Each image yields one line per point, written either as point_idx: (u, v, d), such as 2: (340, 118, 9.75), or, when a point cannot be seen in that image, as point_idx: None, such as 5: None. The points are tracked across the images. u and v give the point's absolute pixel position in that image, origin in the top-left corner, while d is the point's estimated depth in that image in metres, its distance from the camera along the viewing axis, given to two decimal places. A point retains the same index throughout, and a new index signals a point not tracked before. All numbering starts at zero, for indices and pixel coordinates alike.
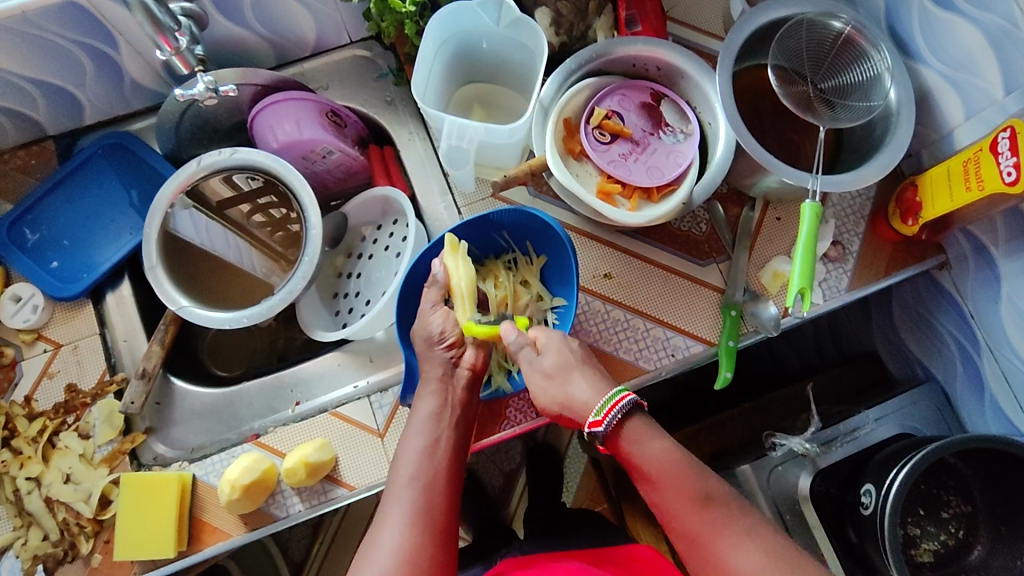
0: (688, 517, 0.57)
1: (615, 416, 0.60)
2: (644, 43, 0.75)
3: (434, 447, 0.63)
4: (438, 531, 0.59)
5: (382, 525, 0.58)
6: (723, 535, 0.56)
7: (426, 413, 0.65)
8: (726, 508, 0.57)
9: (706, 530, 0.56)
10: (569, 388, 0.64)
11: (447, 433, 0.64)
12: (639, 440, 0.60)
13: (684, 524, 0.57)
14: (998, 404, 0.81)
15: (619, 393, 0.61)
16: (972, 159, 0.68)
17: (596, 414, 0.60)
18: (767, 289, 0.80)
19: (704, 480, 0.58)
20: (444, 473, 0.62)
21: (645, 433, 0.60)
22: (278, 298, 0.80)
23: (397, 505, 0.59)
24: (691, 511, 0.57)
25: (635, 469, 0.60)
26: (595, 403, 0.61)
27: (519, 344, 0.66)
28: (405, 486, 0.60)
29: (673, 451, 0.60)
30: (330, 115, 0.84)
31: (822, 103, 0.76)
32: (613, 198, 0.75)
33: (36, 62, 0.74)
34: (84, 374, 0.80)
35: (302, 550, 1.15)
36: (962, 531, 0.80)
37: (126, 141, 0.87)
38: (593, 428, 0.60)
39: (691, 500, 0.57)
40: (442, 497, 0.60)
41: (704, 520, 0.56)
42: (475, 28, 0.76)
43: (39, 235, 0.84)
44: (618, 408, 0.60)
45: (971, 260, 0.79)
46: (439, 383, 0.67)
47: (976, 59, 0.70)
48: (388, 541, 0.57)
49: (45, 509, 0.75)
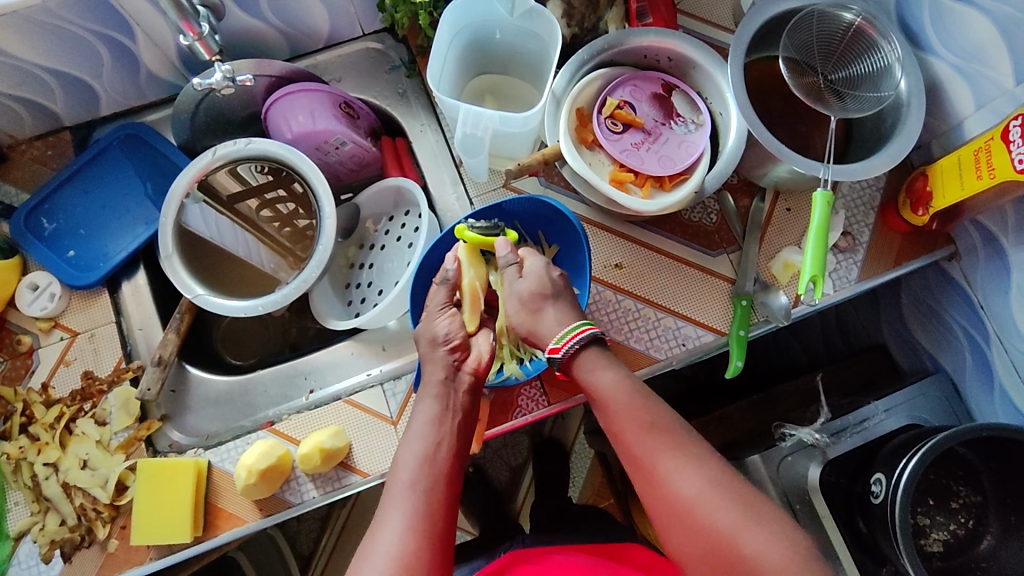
0: (636, 444, 0.58)
1: (572, 346, 0.61)
2: (656, 34, 0.76)
3: (435, 453, 0.60)
4: (436, 540, 0.56)
5: (378, 533, 0.56)
6: (663, 458, 0.56)
7: (428, 418, 0.61)
8: (671, 435, 0.57)
9: (650, 454, 0.57)
10: None
11: (450, 438, 0.61)
12: (593, 369, 0.61)
13: (631, 448, 0.58)
14: (1007, 393, 0.82)
15: (579, 325, 0.62)
16: (984, 148, 0.69)
17: (556, 342, 0.62)
18: (778, 278, 0.81)
19: (653, 408, 0.59)
20: (445, 480, 0.59)
21: (599, 363, 0.62)
22: (292, 286, 0.81)
23: (396, 513, 0.56)
24: (637, 435, 0.58)
25: (590, 397, 0.62)
26: (556, 332, 0.63)
27: (507, 261, 0.68)
28: (403, 494, 0.57)
29: (626, 380, 0.61)
30: (344, 106, 0.84)
31: (832, 94, 0.77)
32: (625, 186, 0.76)
33: (55, 52, 0.75)
34: (101, 361, 0.81)
35: (310, 542, 1.16)
36: (972, 521, 0.80)
37: (141, 132, 0.88)
38: (550, 355, 0.62)
39: (636, 424, 0.58)
40: (442, 505, 0.57)
41: (647, 444, 0.57)
42: (488, 19, 0.77)
43: (56, 224, 0.85)
44: (577, 338, 0.61)
45: (981, 251, 0.79)
46: (441, 385, 0.64)
47: (985, 49, 0.70)
48: (384, 550, 0.54)
49: (62, 494, 0.76)
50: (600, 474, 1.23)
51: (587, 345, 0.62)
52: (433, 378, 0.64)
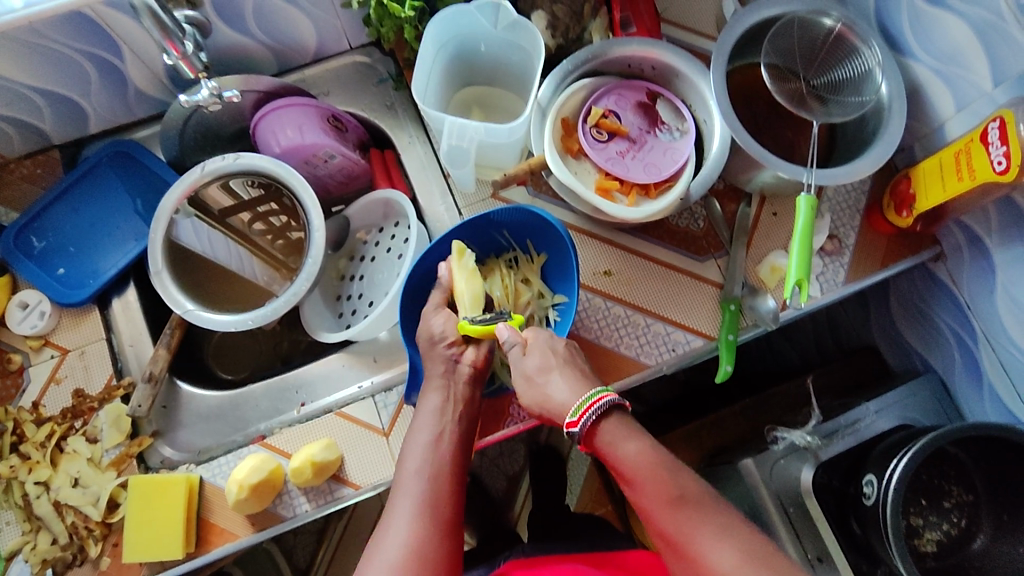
0: (664, 519, 0.56)
1: (590, 417, 0.61)
2: (638, 44, 0.77)
3: (440, 439, 0.64)
4: (447, 516, 0.59)
5: (389, 521, 0.58)
6: (695, 532, 0.55)
7: (431, 406, 0.66)
8: (700, 506, 0.56)
9: (681, 529, 0.56)
10: (570, 389, 0.63)
11: (452, 426, 0.65)
12: (615, 441, 0.60)
13: (662, 525, 0.57)
14: (996, 392, 0.82)
15: (596, 393, 0.62)
16: (964, 150, 0.69)
17: (573, 414, 0.62)
18: (766, 282, 0.81)
19: (680, 480, 0.58)
20: (449, 466, 0.62)
21: (620, 434, 0.60)
22: (281, 300, 0.81)
23: (407, 499, 0.59)
24: (666, 511, 0.56)
25: (616, 471, 0.60)
26: (572, 403, 0.62)
27: (511, 343, 0.69)
28: (413, 476, 0.60)
29: (650, 452, 0.59)
30: (332, 120, 0.85)
31: (815, 99, 0.78)
32: (611, 194, 0.76)
33: (42, 71, 0.76)
34: (91, 379, 0.80)
35: (307, 556, 1.15)
36: (965, 520, 0.80)
37: (131, 149, 0.88)
38: (569, 429, 0.62)
39: (664, 500, 0.57)
40: (449, 484, 0.61)
41: (677, 520, 0.56)
42: (472, 31, 0.78)
43: (45, 242, 0.85)
44: (593, 408, 0.61)
45: (966, 251, 0.80)
46: (442, 375, 0.68)
47: (963, 52, 0.71)
48: (401, 525, 0.57)
49: (54, 513, 0.76)
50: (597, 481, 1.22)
51: (605, 414, 0.61)
52: (432, 371, 0.69)
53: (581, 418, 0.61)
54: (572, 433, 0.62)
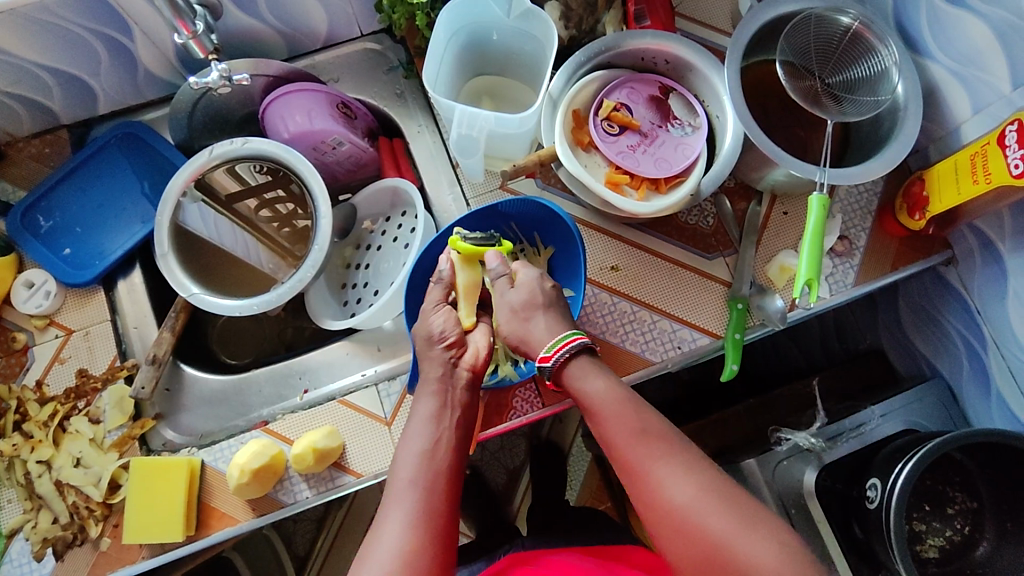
0: (628, 450, 0.57)
1: (563, 354, 0.62)
2: (652, 37, 0.76)
3: (434, 447, 0.60)
4: (437, 530, 0.56)
5: (377, 530, 0.56)
6: (655, 464, 0.56)
7: (426, 417, 0.62)
8: (664, 442, 0.57)
9: (642, 461, 0.56)
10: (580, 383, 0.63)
11: (448, 432, 0.61)
12: (584, 378, 0.62)
13: (623, 456, 0.58)
14: (1003, 399, 0.81)
15: (569, 334, 0.63)
16: (980, 153, 0.69)
17: (546, 351, 0.63)
18: (775, 282, 0.81)
19: (645, 416, 0.59)
20: (443, 476, 0.59)
21: (589, 373, 0.62)
22: (287, 286, 0.80)
23: (397, 510, 0.56)
24: (629, 443, 0.57)
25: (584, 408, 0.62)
26: (547, 341, 0.63)
27: (497, 273, 0.69)
28: (403, 490, 0.57)
29: (616, 388, 0.61)
30: (341, 107, 0.85)
31: (829, 98, 0.77)
32: (621, 188, 0.75)
33: (52, 50, 0.75)
34: (95, 360, 0.81)
35: (306, 543, 1.15)
36: (968, 527, 0.80)
37: (139, 131, 0.88)
38: (541, 363, 0.63)
39: (627, 431, 0.58)
40: (442, 500, 0.58)
41: (639, 452, 0.57)
42: (485, 20, 0.77)
43: (52, 222, 0.85)
44: (566, 346, 0.62)
45: (978, 256, 0.79)
46: (439, 383, 0.64)
47: (982, 53, 0.70)
48: (386, 543, 0.55)
49: (55, 493, 0.76)
50: (598, 477, 1.22)
51: (577, 353, 0.62)
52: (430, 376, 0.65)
53: (554, 354, 0.62)
54: (543, 369, 0.64)
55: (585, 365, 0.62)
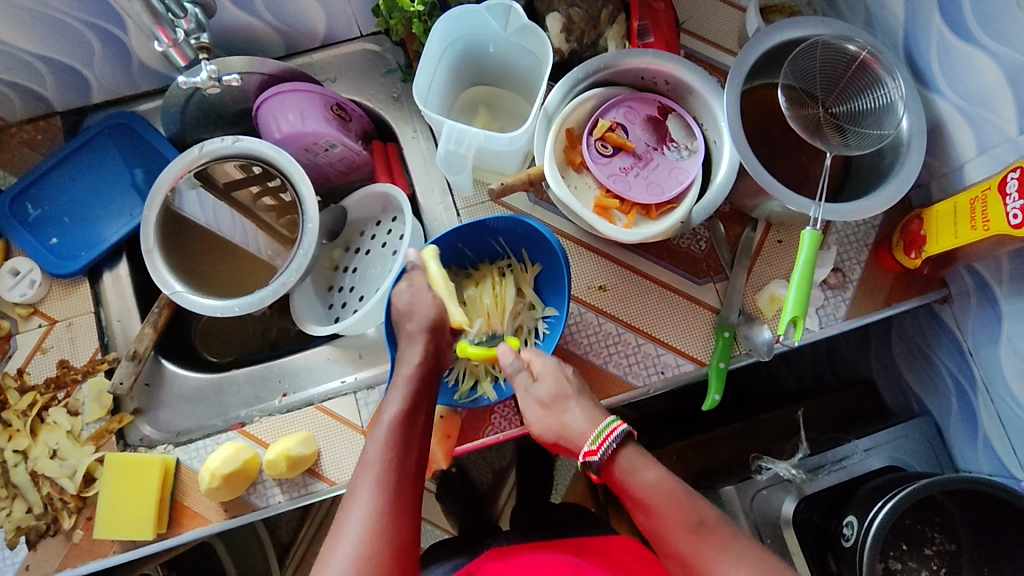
0: (683, 545, 0.56)
1: (610, 446, 0.61)
2: (652, 56, 0.74)
3: (409, 432, 0.61)
4: (405, 508, 0.57)
5: (349, 503, 0.57)
6: (715, 561, 0.55)
7: (402, 397, 0.63)
8: (717, 535, 0.56)
9: (700, 555, 0.55)
10: (630, 456, 0.61)
11: (421, 418, 0.63)
12: (633, 469, 0.60)
13: (680, 553, 0.57)
14: (991, 444, 0.80)
15: (611, 423, 0.62)
16: (980, 198, 0.67)
17: (591, 443, 0.61)
18: (763, 312, 0.79)
19: (698, 507, 0.58)
20: (414, 458, 0.60)
21: (639, 462, 0.61)
22: (271, 288, 0.80)
23: (369, 487, 0.57)
24: (686, 538, 0.56)
25: (628, 496, 0.60)
26: (589, 434, 0.62)
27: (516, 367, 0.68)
28: (376, 469, 0.58)
29: (669, 480, 0.59)
30: (335, 108, 0.83)
31: (832, 128, 0.75)
32: (610, 212, 0.74)
33: (43, 39, 0.75)
34: (76, 351, 0.81)
35: (290, 530, 1.15)
36: (944, 568, 0.79)
37: (131, 121, 0.87)
38: (587, 457, 0.61)
39: (683, 527, 0.57)
40: (409, 482, 0.59)
41: (696, 548, 0.56)
42: (482, 31, 0.75)
43: (41, 210, 0.85)
44: (612, 437, 0.61)
45: (974, 297, 0.77)
46: (416, 367, 0.66)
47: (992, 95, 0.68)
48: (357, 518, 0.55)
49: (30, 482, 0.76)
50: (583, 483, 1.22)
51: (623, 444, 0.61)
52: (407, 357, 0.67)
53: (600, 448, 0.61)
54: (588, 463, 0.62)
55: (639, 451, 0.62)
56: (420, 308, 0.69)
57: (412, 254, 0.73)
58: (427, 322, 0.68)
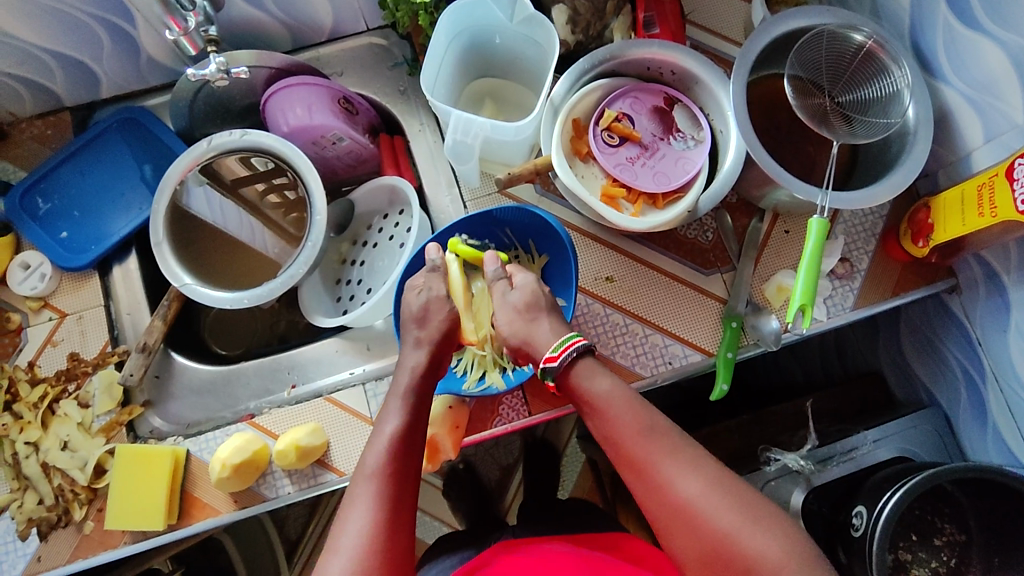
0: (634, 448, 0.56)
1: (570, 354, 0.61)
2: (659, 47, 0.74)
3: (409, 443, 0.61)
4: (402, 521, 0.57)
5: (347, 514, 0.56)
6: (662, 460, 0.55)
7: (402, 410, 0.63)
8: (667, 438, 0.56)
9: (648, 455, 0.55)
10: (585, 365, 0.62)
11: (420, 430, 0.63)
12: (589, 377, 0.61)
13: (629, 454, 0.57)
14: (1000, 433, 0.80)
15: (573, 336, 0.63)
16: (987, 184, 0.67)
17: (553, 351, 0.62)
18: (771, 302, 0.79)
19: (651, 416, 0.58)
20: (412, 471, 0.60)
21: (596, 373, 0.61)
22: (279, 281, 0.80)
23: (367, 498, 0.56)
24: (635, 438, 0.56)
25: (585, 406, 0.61)
26: (552, 343, 0.63)
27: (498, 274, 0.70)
28: (373, 480, 0.58)
29: (622, 389, 0.60)
30: (342, 102, 0.84)
31: (838, 117, 0.75)
32: (617, 202, 0.75)
33: (53, 33, 0.75)
34: (87, 344, 0.81)
35: (298, 527, 1.15)
36: (954, 559, 0.79)
37: (140, 116, 0.88)
38: (547, 363, 0.62)
39: (634, 430, 0.57)
40: (407, 493, 0.58)
41: (647, 449, 0.55)
42: (488, 22, 0.76)
43: (51, 204, 0.85)
44: (572, 346, 0.62)
45: (982, 286, 0.77)
46: (416, 377, 0.65)
47: (998, 81, 0.68)
48: (354, 530, 0.55)
49: (41, 474, 0.76)
50: (591, 479, 1.22)
51: (582, 354, 0.62)
52: (408, 367, 0.67)
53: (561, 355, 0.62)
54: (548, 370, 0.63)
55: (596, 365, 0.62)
56: (433, 315, 0.69)
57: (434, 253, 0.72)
58: (438, 332, 0.68)
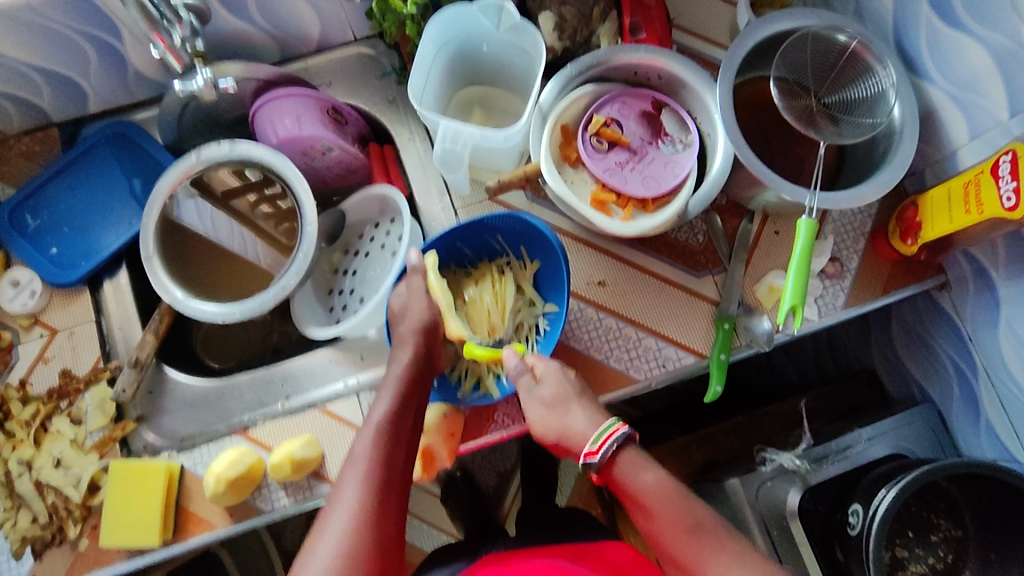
0: (681, 547, 0.58)
1: (610, 448, 0.62)
2: (645, 51, 0.75)
3: (397, 432, 0.63)
4: (389, 504, 0.58)
5: (336, 497, 0.58)
6: (710, 561, 0.57)
7: (392, 399, 0.65)
8: (714, 534, 0.58)
9: (697, 556, 0.57)
10: (627, 461, 0.62)
11: (409, 421, 0.65)
12: (633, 471, 0.62)
13: (677, 553, 0.58)
14: (993, 428, 0.80)
15: (612, 424, 0.63)
16: (974, 181, 0.67)
17: (592, 445, 0.62)
18: (763, 302, 0.80)
19: (694, 510, 0.59)
20: (401, 457, 0.62)
21: (638, 465, 0.62)
22: (271, 293, 0.80)
23: (355, 482, 0.58)
24: (683, 538, 0.58)
25: (627, 498, 0.62)
26: (590, 434, 0.64)
27: (517, 370, 0.68)
28: (362, 465, 0.59)
29: (665, 482, 0.61)
30: (331, 112, 0.84)
31: (824, 117, 0.76)
32: (607, 207, 0.75)
33: (40, 49, 0.75)
34: (78, 360, 0.81)
35: (296, 538, 1.13)
36: (951, 555, 0.79)
37: (128, 130, 0.88)
38: (587, 458, 0.62)
39: (679, 529, 0.58)
40: (395, 478, 0.60)
41: (694, 550, 0.57)
42: (476, 30, 0.76)
43: (40, 221, 0.85)
44: (612, 439, 0.62)
45: (972, 282, 0.77)
46: (406, 371, 0.68)
47: (981, 79, 0.69)
48: (342, 511, 0.56)
49: (35, 493, 0.76)
50: (588, 484, 1.22)
51: (624, 446, 0.63)
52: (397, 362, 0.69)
53: (600, 448, 0.62)
54: (588, 463, 0.63)
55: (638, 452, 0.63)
56: None
57: (414, 258, 0.73)
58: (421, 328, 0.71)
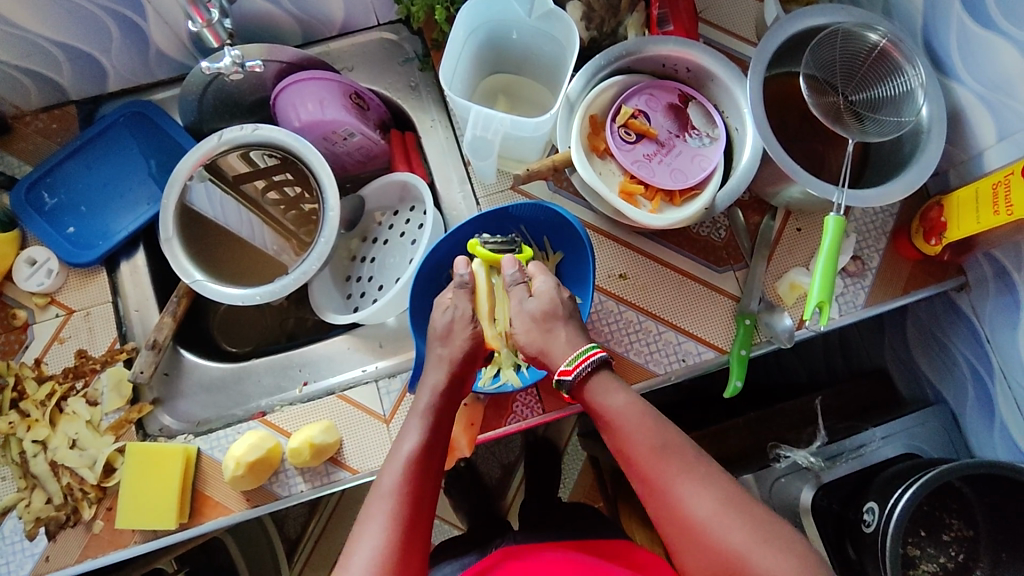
0: (645, 465, 0.56)
1: (585, 368, 0.60)
2: (675, 44, 0.74)
3: (426, 464, 0.60)
4: (416, 541, 0.55)
5: (360, 530, 0.55)
6: (675, 479, 0.55)
7: (422, 428, 0.62)
8: (683, 456, 0.56)
9: (663, 475, 0.55)
10: (603, 376, 0.61)
11: (438, 451, 0.62)
12: (604, 391, 0.60)
13: (642, 470, 0.57)
14: (1007, 428, 0.81)
15: (591, 347, 0.61)
16: (1002, 183, 0.68)
17: (568, 364, 0.61)
18: (784, 299, 0.80)
19: (664, 432, 0.57)
20: (428, 492, 0.59)
21: (610, 386, 0.61)
22: (291, 278, 0.80)
23: (381, 516, 0.55)
24: (649, 457, 0.56)
25: (601, 420, 0.60)
26: (567, 355, 0.62)
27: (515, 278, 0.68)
28: (389, 497, 0.57)
29: (638, 403, 0.59)
30: (354, 97, 0.83)
31: (852, 115, 0.75)
32: (634, 198, 0.75)
33: (64, 24, 0.74)
34: (95, 341, 0.80)
35: (297, 527, 1.14)
36: (962, 555, 0.80)
37: (147, 110, 0.87)
38: (561, 376, 0.61)
39: (646, 448, 0.56)
40: (422, 514, 0.57)
41: (658, 469, 0.55)
42: (506, 18, 0.75)
43: (57, 199, 0.84)
44: (589, 360, 0.60)
45: (992, 284, 0.78)
46: (438, 397, 0.64)
47: (1011, 80, 0.69)
48: (367, 547, 0.54)
49: (49, 473, 0.75)
50: (591, 477, 1.22)
51: (599, 367, 0.61)
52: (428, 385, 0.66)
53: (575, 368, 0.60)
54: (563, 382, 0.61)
55: (616, 386, 0.61)
56: (457, 334, 0.67)
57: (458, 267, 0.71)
58: (460, 353, 0.67)
